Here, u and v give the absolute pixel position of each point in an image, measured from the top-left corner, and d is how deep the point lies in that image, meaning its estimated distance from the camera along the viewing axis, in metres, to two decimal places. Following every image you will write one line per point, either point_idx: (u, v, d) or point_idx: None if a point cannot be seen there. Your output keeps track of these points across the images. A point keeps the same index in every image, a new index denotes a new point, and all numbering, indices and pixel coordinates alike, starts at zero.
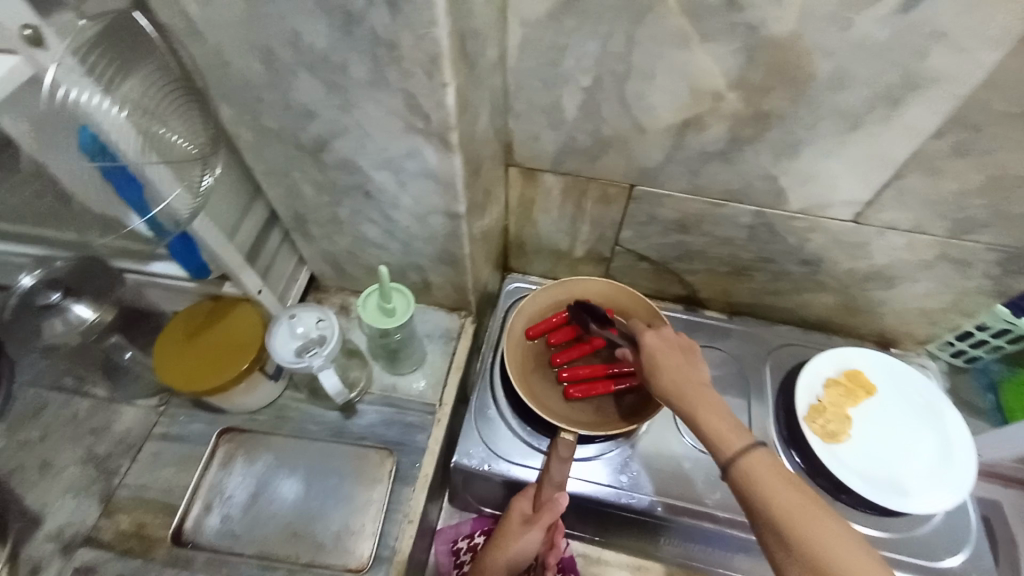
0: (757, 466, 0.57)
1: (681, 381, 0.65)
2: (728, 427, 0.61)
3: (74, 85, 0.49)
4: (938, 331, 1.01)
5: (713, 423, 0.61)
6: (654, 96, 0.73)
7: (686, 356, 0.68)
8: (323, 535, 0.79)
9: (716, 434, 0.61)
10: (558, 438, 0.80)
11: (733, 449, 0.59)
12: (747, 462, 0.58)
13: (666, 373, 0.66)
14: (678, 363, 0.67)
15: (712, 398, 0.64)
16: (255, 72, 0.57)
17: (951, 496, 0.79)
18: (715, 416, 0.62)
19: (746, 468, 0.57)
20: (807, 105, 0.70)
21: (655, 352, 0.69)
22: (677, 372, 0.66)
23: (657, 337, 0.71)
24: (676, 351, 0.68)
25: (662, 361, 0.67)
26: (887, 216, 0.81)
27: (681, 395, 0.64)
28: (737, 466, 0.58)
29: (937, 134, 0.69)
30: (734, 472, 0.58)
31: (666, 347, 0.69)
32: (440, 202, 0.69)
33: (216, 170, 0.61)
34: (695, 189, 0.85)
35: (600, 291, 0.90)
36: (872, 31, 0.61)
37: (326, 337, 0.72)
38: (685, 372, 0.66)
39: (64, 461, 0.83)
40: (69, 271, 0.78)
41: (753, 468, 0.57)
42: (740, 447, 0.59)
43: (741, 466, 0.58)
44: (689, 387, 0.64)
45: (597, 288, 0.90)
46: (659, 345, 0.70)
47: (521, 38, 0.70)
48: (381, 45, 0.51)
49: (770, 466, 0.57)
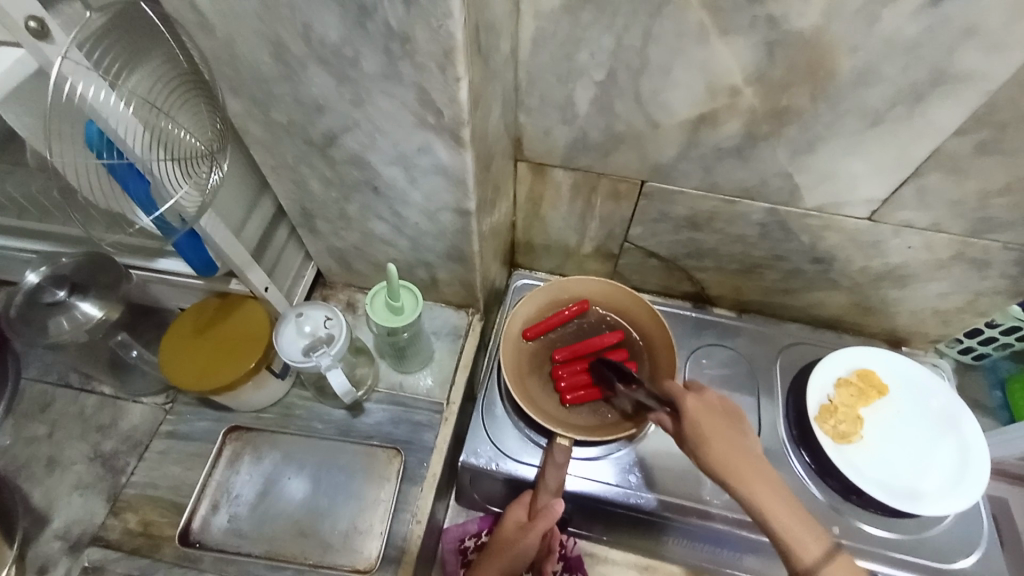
0: (837, 568, 0.57)
1: (746, 469, 0.61)
2: (794, 517, 0.60)
3: (83, 81, 0.45)
4: (951, 331, 0.99)
5: (785, 518, 0.59)
6: (669, 91, 0.71)
7: (738, 430, 0.64)
8: (331, 535, 0.78)
9: (789, 531, 0.59)
10: (555, 444, 0.78)
11: (807, 549, 0.58)
12: (825, 565, 0.57)
13: (727, 456, 0.61)
14: (738, 445, 0.62)
15: (774, 482, 0.61)
16: (263, 65, 0.56)
17: (965, 499, 0.78)
18: (783, 509, 0.60)
19: (827, 572, 0.57)
20: (827, 101, 0.68)
21: (709, 428, 0.63)
22: (739, 454, 0.62)
23: (706, 407, 0.65)
24: (731, 428, 0.64)
25: (722, 441, 0.62)
26: (905, 214, 0.80)
27: (750, 488, 0.60)
28: (816, 571, 0.57)
29: (961, 131, 0.67)
30: (810, 573, 0.57)
31: (719, 421, 0.64)
32: (450, 199, 0.67)
33: (223, 167, 0.60)
34: (708, 186, 0.84)
35: (599, 291, 0.90)
36: (899, 25, 0.59)
37: (334, 336, 0.71)
38: (744, 454, 0.62)
39: (71, 457, 0.83)
40: (76, 268, 0.78)
41: (832, 572, 0.57)
42: (814, 548, 0.58)
43: (822, 571, 0.57)
44: (753, 474, 0.61)
45: (597, 287, 0.90)
46: (709, 416, 0.64)
47: (534, 30, 0.68)
48: (394, 38, 0.49)
49: (843, 564, 0.58)
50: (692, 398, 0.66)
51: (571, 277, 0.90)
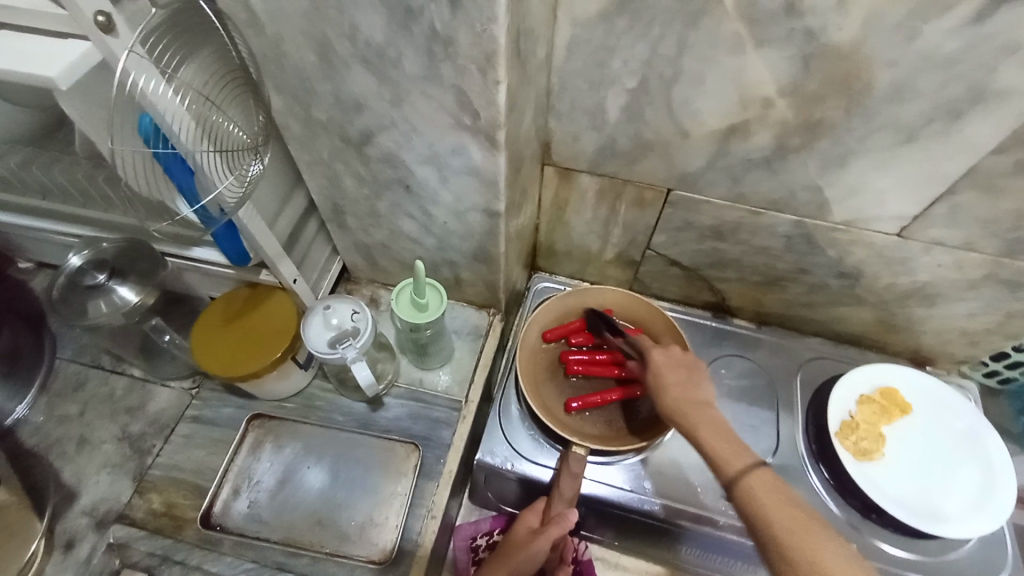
0: (762, 488, 0.55)
1: (684, 399, 0.64)
2: (728, 444, 0.59)
3: (142, 73, 0.47)
4: (977, 352, 0.98)
5: (716, 443, 0.60)
6: (701, 100, 0.72)
7: (692, 374, 0.67)
8: (347, 525, 0.79)
9: (718, 453, 0.59)
10: (570, 452, 0.78)
11: (737, 472, 0.57)
12: (750, 483, 0.56)
13: (675, 389, 0.65)
14: (683, 380, 0.66)
15: (714, 414, 0.62)
16: (307, 63, 0.57)
17: (990, 523, 0.77)
18: (717, 435, 0.60)
19: (750, 489, 0.56)
20: (862, 115, 0.68)
21: (661, 369, 0.68)
22: (681, 388, 0.65)
23: (665, 355, 0.69)
24: (682, 369, 0.67)
25: (670, 379, 0.66)
26: (936, 232, 0.79)
27: (685, 417, 0.63)
28: (741, 486, 0.56)
29: (999, 150, 0.66)
30: (738, 494, 0.56)
31: (672, 364, 0.68)
32: (480, 200, 0.68)
33: (264, 160, 0.63)
34: (735, 196, 0.84)
35: (617, 300, 0.90)
36: (940, 41, 0.59)
37: (360, 330, 0.72)
38: (690, 389, 0.65)
39: (100, 437, 0.85)
40: (117, 253, 0.81)
41: (757, 490, 0.56)
42: (745, 469, 0.57)
43: (744, 487, 0.56)
44: (692, 404, 0.63)
45: (612, 295, 0.90)
46: (665, 361, 0.68)
47: (569, 36, 0.69)
48: (437, 41, 0.50)
49: (773, 490, 0.55)
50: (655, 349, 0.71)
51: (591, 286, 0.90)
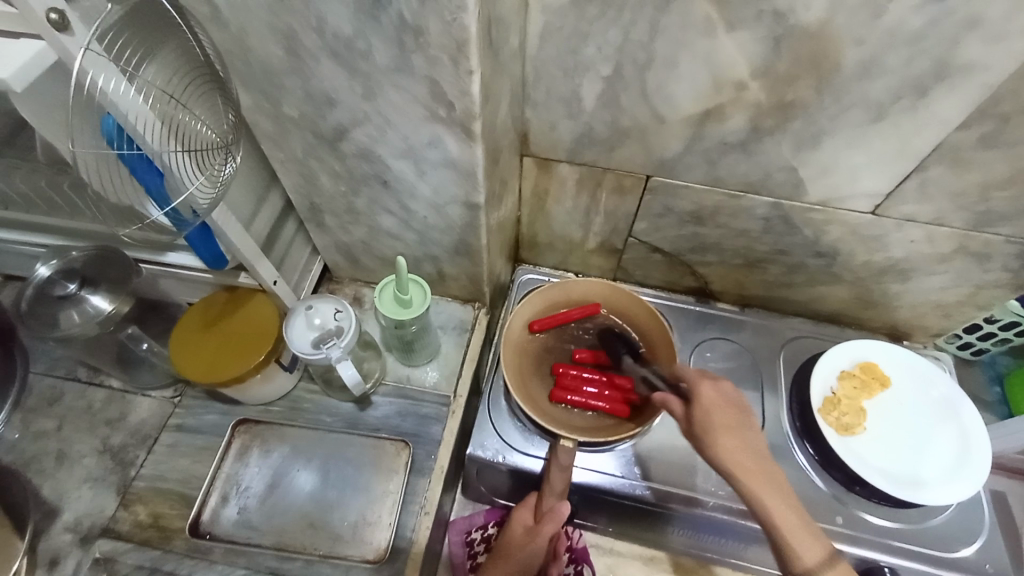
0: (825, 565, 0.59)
1: (750, 464, 0.62)
2: (800, 522, 0.61)
3: (103, 72, 0.46)
4: (951, 324, 1.00)
5: (780, 511, 0.61)
6: (675, 84, 0.72)
7: (743, 421, 0.64)
8: (340, 526, 0.79)
9: (783, 523, 0.60)
10: (558, 445, 0.77)
11: (800, 546, 0.59)
12: (813, 559, 0.59)
13: (734, 447, 0.62)
14: (741, 434, 0.63)
15: (773, 474, 0.63)
16: (275, 57, 0.56)
17: (970, 487, 0.79)
18: (780, 501, 0.61)
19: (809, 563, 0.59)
20: (832, 95, 0.69)
21: (716, 420, 0.63)
22: (744, 448, 0.63)
23: (721, 400, 0.65)
24: (739, 418, 0.64)
25: (729, 435, 0.63)
26: (908, 208, 0.80)
27: (752, 483, 0.61)
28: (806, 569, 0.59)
29: (964, 125, 0.68)
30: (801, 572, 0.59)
31: (725, 412, 0.64)
32: (459, 192, 0.68)
33: (236, 159, 0.61)
34: (713, 180, 0.84)
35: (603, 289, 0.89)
36: (905, 19, 0.60)
37: (343, 329, 0.71)
38: (746, 444, 0.63)
39: (80, 451, 0.83)
40: (84, 261, 0.78)
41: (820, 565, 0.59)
42: (807, 544, 0.60)
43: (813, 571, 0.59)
44: (755, 462, 0.62)
45: (596, 286, 0.90)
46: (718, 408, 0.64)
47: (542, 25, 0.68)
48: (407, 31, 0.50)
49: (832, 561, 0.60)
50: (704, 386, 0.66)
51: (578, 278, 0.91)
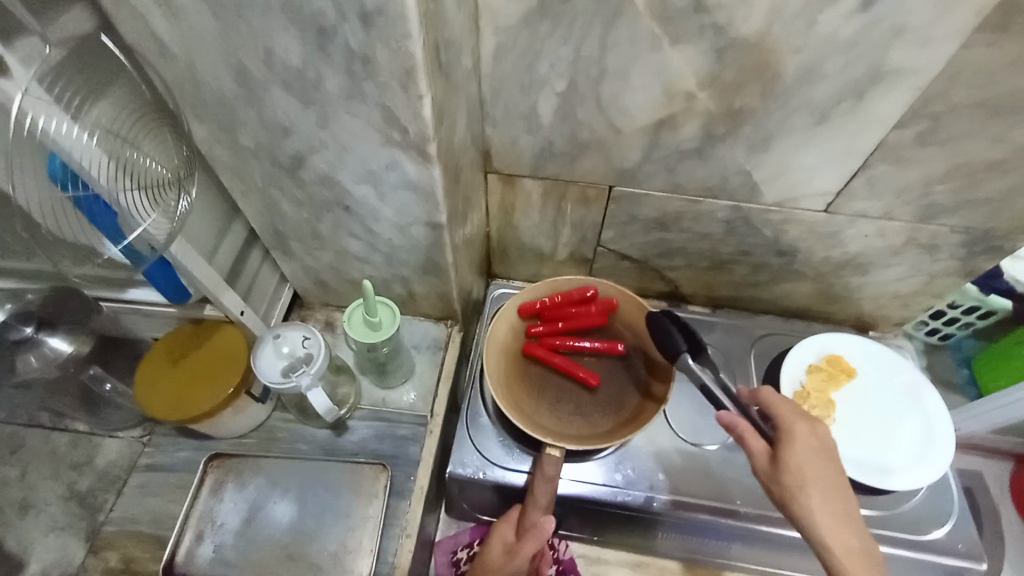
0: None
1: (840, 514, 0.59)
2: None
3: (45, 114, 0.47)
4: (912, 313, 1.04)
5: (853, 557, 0.57)
6: (628, 98, 0.74)
7: (835, 464, 0.62)
8: (319, 556, 0.77)
9: (854, 571, 0.56)
10: (545, 454, 0.77)
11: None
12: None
13: (820, 488, 0.60)
14: (830, 476, 0.60)
15: (856, 523, 0.59)
16: (227, 90, 0.56)
17: (932, 471, 0.82)
18: (858, 549, 0.58)
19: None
20: (776, 101, 0.72)
21: (808, 460, 0.61)
22: (837, 500, 0.59)
23: (816, 445, 0.62)
24: (828, 462, 0.61)
25: (819, 480, 0.60)
26: (859, 204, 0.84)
27: (840, 540, 0.58)
28: None
29: (901, 123, 0.71)
30: None
31: (821, 454, 0.61)
32: (422, 213, 0.68)
33: (190, 193, 0.61)
34: (673, 187, 0.87)
35: (593, 283, 0.88)
36: (836, 27, 0.63)
37: (313, 355, 0.71)
38: (844, 498, 0.60)
39: (45, 499, 0.80)
40: (43, 303, 0.76)
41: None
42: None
43: None
44: (836, 504, 0.59)
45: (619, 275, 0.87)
46: (812, 448, 0.62)
47: (495, 45, 0.70)
48: (356, 59, 0.51)
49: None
50: (800, 425, 0.63)
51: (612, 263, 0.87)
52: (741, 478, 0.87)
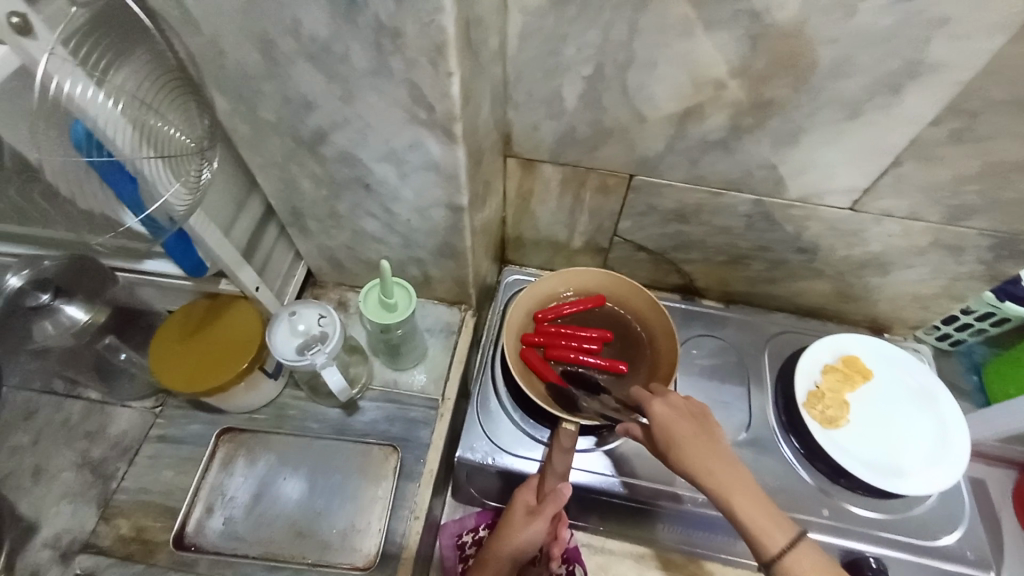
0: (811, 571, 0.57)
1: (709, 463, 0.62)
2: (769, 519, 0.59)
3: (67, 76, 0.46)
4: (929, 316, 1.02)
5: (755, 516, 0.59)
6: (655, 84, 0.72)
7: (704, 427, 0.65)
8: (328, 534, 0.78)
9: (763, 532, 0.59)
10: (562, 428, 0.78)
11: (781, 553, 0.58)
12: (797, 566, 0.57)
13: (699, 457, 0.62)
14: (702, 439, 0.63)
15: (746, 479, 0.61)
16: (250, 60, 0.55)
17: (946, 477, 0.81)
18: (753, 504, 0.60)
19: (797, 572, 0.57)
20: (808, 93, 0.70)
21: (677, 431, 0.64)
22: (701, 450, 0.63)
23: (673, 409, 0.66)
24: (694, 425, 0.65)
25: (682, 439, 0.64)
26: (885, 203, 0.82)
27: (716, 485, 0.61)
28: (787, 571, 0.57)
29: (936, 121, 0.69)
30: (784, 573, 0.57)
31: (681, 419, 0.65)
32: (442, 194, 0.67)
33: (212, 165, 0.60)
34: (695, 178, 0.85)
35: (627, 295, 0.90)
36: (876, 17, 0.61)
37: (328, 334, 0.71)
38: (715, 450, 0.63)
39: (58, 466, 0.81)
40: (59, 270, 0.75)
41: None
42: (787, 550, 0.58)
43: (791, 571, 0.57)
44: (720, 467, 0.61)
45: (641, 299, 0.89)
46: (674, 419, 0.65)
47: (521, 25, 0.68)
48: (384, 33, 0.49)
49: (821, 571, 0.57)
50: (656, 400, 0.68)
51: (639, 287, 0.89)
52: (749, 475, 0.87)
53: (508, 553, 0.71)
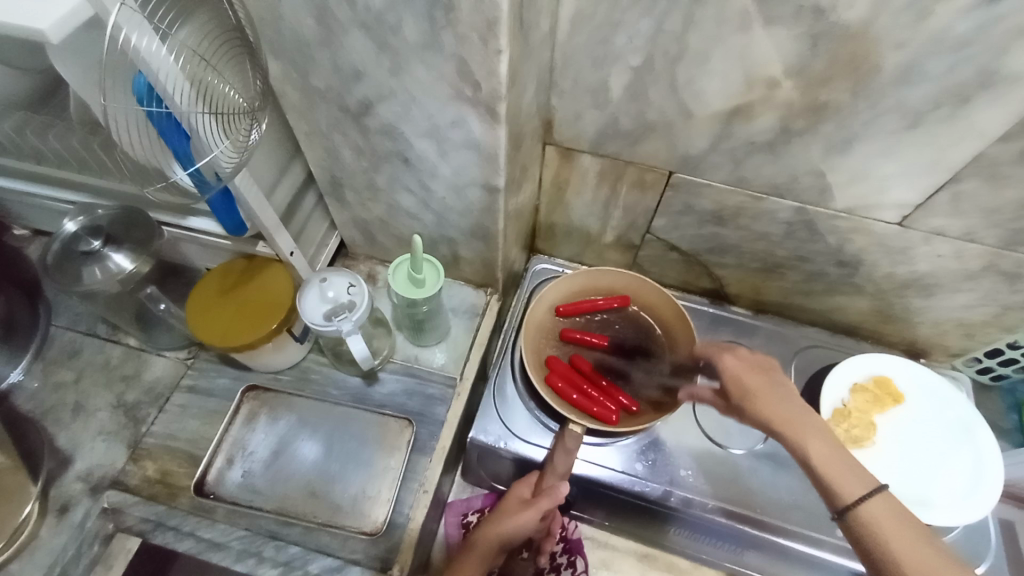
0: (880, 511, 0.54)
1: (781, 409, 0.62)
2: (839, 462, 0.58)
3: (134, 30, 0.46)
4: (972, 345, 0.97)
5: (823, 456, 0.58)
6: (706, 79, 0.70)
7: (773, 379, 0.65)
8: (340, 497, 0.80)
9: (828, 469, 0.58)
10: (567, 429, 0.77)
11: (850, 496, 0.56)
12: (866, 507, 0.55)
13: (772, 407, 0.62)
14: (773, 388, 0.64)
15: (819, 424, 0.61)
16: (305, 27, 0.56)
17: (974, 513, 0.78)
18: (827, 451, 0.59)
19: (867, 511, 0.54)
20: (867, 98, 0.67)
21: (748, 381, 0.65)
22: (772, 398, 0.63)
23: (742, 362, 0.68)
24: (765, 377, 0.66)
25: (755, 386, 0.65)
26: (937, 221, 0.78)
27: (787, 427, 0.60)
28: (851, 511, 0.55)
29: (1005, 137, 0.65)
30: (850, 515, 0.55)
31: (752, 372, 0.66)
32: (479, 174, 0.67)
33: (261, 125, 0.62)
34: (738, 180, 0.83)
35: (657, 302, 0.89)
36: (952, 22, 0.58)
37: (355, 303, 0.72)
38: (784, 397, 0.63)
39: (95, 405, 0.85)
40: (111, 219, 0.80)
41: (877, 517, 0.54)
42: (856, 491, 0.56)
43: (860, 512, 0.55)
44: (789, 413, 0.61)
45: (669, 309, 0.88)
46: (745, 371, 0.67)
47: (574, 10, 0.67)
48: (438, 7, 0.49)
49: (896, 517, 0.54)
50: (726, 356, 0.69)
51: (670, 294, 0.87)
52: (764, 486, 0.85)
53: (497, 535, 0.71)
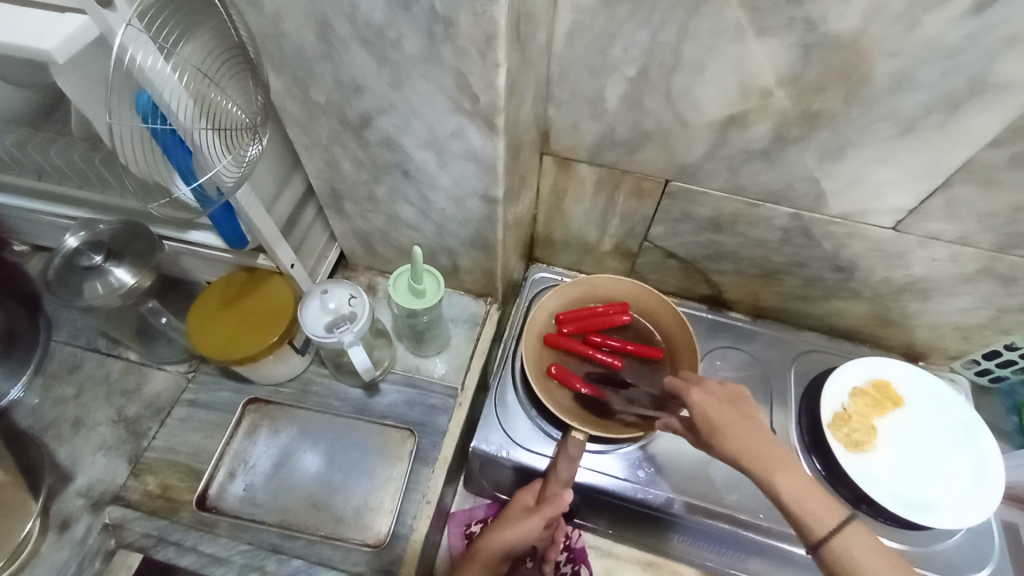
0: (857, 547, 0.54)
1: (751, 444, 0.61)
2: (813, 497, 0.58)
3: (138, 48, 0.46)
4: (970, 348, 0.98)
5: (798, 492, 0.58)
6: (701, 89, 0.71)
7: (743, 410, 0.65)
8: (343, 509, 0.80)
9: (804, 507, 0.57)
10: (569, 437, 0.79)
11: (826, 532, 0.56)
12: (844, 543, 0.55)
13: (742, 439, 0.62)
14: (742, 422, 0.63)
15: (789, 458, 0.60)
16: (306, 43, 0.57)
17: (975, 516, 0.78)
18: (801, 487, 0.58)
19: (846, 551, 0.54)
20: (859, 106, 0.68)
21: (717, 416, 0.65)
22: (742, 432, 0.62)
23: (709, 396, 0.67)
24: (733, 409, 0.65)
25: (724, 421, 0.64)
26: (932, 225, 0.79)
27: (759, 464, 0.60)
28: (833, 552, 0.55)
29: (996, 143, 0.66)
30: (830, 554, 0.55)
31: (720, 406, 0.66)
32: (479, 185, 0.68)
33: (262, 140, 0.62)
34: (734, 188, 0.84)
35: (661, 311, 0.89)
36: (942, 31, 0.59)
37: (357, 314, 0.72)
38: (754, 431, 0.62)
39: (96, 420, 0.85)
40: (112, 235, 0.79)
41: (853, 552, 0.54)
42: (834, 528, 0.55)
43: (840, 551, 0.55)
44: (759, 447, 0.61)
45: (672, 318, 0.88)
46: (713, 404, 0.66)
47: (570, 23, 0.68)
48: (437, 21, 0.50)
49: (870, 550, 0.54)
50: (696, 392, 0.68)
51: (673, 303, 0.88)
52: (766, 492, 0.85)
53: (502, 542, 0.71)
